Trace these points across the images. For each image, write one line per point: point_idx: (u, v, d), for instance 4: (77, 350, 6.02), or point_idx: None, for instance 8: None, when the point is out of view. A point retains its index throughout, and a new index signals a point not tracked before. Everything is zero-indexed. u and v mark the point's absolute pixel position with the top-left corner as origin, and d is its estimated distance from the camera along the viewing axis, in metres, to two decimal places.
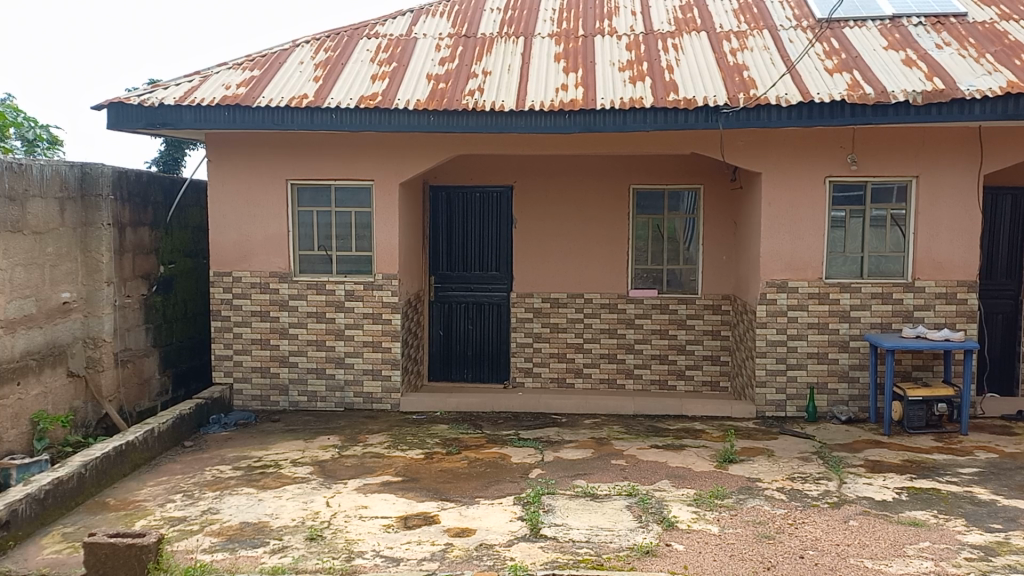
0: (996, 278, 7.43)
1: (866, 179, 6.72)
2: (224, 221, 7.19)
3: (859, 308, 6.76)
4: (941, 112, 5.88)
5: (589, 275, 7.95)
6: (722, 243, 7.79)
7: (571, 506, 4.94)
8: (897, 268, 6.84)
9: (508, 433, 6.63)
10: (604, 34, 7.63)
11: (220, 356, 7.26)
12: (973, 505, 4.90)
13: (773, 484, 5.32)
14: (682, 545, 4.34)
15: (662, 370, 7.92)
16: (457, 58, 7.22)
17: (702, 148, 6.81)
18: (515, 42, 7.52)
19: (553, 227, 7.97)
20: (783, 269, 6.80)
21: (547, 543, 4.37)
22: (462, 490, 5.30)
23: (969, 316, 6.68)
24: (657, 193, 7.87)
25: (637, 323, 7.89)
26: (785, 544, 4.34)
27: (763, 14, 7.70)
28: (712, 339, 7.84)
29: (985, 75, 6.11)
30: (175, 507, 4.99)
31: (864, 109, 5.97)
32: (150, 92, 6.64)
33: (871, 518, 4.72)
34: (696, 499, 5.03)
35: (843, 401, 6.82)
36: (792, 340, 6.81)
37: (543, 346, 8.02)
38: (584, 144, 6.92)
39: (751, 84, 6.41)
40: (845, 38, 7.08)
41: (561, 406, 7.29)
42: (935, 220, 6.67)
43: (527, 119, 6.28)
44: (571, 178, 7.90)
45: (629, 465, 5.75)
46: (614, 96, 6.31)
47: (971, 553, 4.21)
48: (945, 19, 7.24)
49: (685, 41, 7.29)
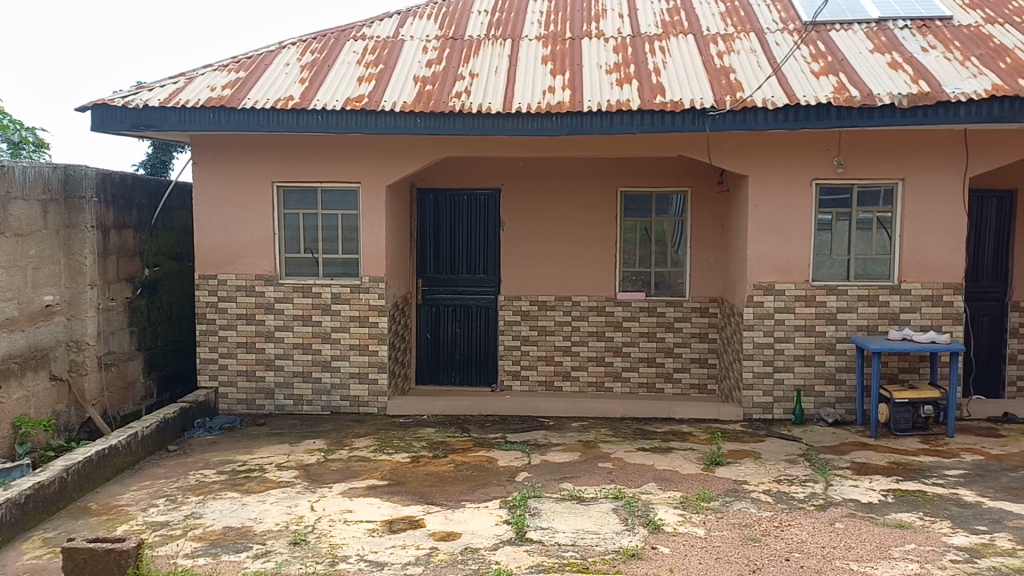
0: (982, 280, 7.46)
1: (853, 182, 6.73)
2: (209, 224, 7.14)
3: (845, 311, 6.75)
4: (926, 116, 5.90)
5: (577, 279, 7.93)
6: (710, 246, 7.78)
7: (556, 509, 4.93)
8: (883, 271, 6.85)
9: (496, 436, 6.59)
10: (592, 36, 7.61)
11: (205, 360, 7.20)
12: (959, 507, 4.90)
13: (760, 486, 5.32)
14: (667, 548, 4.32)
15: (650, 373, 7.90)
16: (443, 61, 7.20)
17: (689, 151, 6.81)
18: (503, 44, 7.51)
19: (542, 230, 7.96)
20: (770, 272, 6.79)
21: (532, 547, 4.36)
22: (448, 494, 5.27)
23: (955, 319, 6.68)
24: (645, 197, 7.86)
25: (625, 326, 7.88)
26: (771, 547, 4.33)
27: (750, 17, 7.70)
28: (699, 342, 7.83)
29: (971, 78, 6.12)
30: (158, 512, 4.95)
31: (850, 112, 5.96)
32: (135, 94, 6.60)
33: (857, 520, 4.71)
34: (682, 502, 5.03)
35: (830, 403, 6.82)
36: (778, 342, 6.80)
37: (532, 349, 8.00)
38: (572, 146, 6.91)
39: (737, 87, 6.39)
40: (830, 41, 7.09)
41: (548, 409, 7.27)
42: (921, 223, 6.67)
43: (515, 121, 6.25)
44: (559, 181, 7.89)
45: (617, 469, 5.73)
46: (600, 98, 6.29)
47: (956, 555, 4.21)
48: (931, 22, 7.26)
49: (673, 44, 7.28)
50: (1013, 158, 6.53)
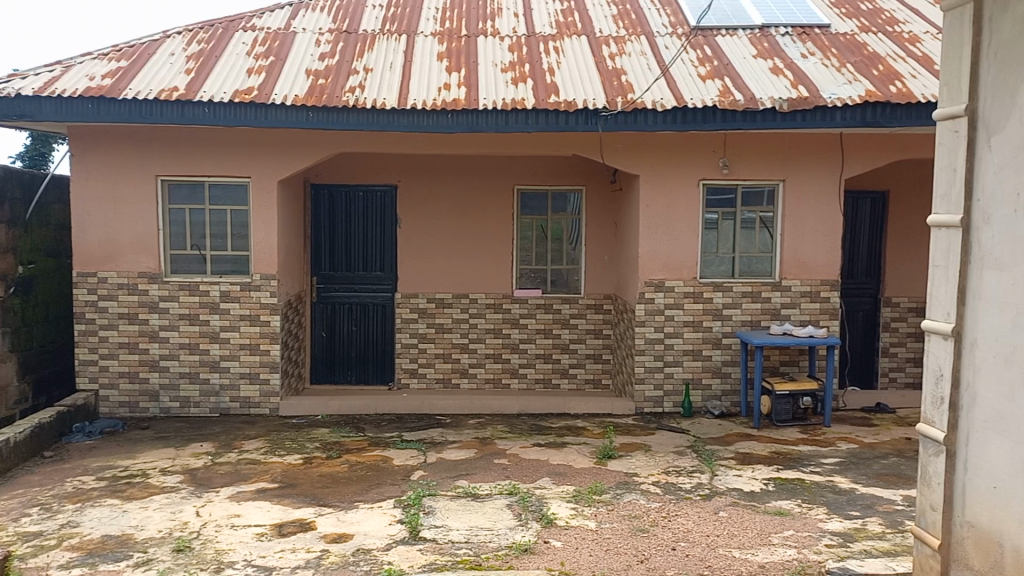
0: (857, 277, 7.87)
1: (737, 182, 6.98)
2: (89, 219, 6.81)
3: (731, 307, 7.01)
4: (804, 119, 6.18)
5: (474, 275, 7.95)
6: (605, 243, 7.94)
7: (451, 507, 4.93)
8: (765, 268, 7.13)
9: (391, 435, 6.54)
10: (487, 34, 7.64)
11: (84, 361, 6.87)
12: (834, 494, 5.15)
13: (649, 478, 5.46)
14: (559, 541, 4.38)
15: (546, 369, 7.99)
16: (337, 54, 7.08)
17: (583, 150, 6.92)
18: (398, 39, 7.44)
19: (439, 227, 7.94)
20: (660, 269, 6.97)
21: (426, 546, 4.34)
22: (340, 495, 5.19)
23: (832, 313, 7.02)
24: (541, 195, 7.95)
25: (522, 323, 7.94)
26: (658, 537, 4.46)
27: (641, 20, 7.88)
28: (594, 338, 7.99)
29: (845, 84, 6.43)
30: (30, 522, 4.69)
31: (735, 114, 6.18)
32: (6, 81, 6.22)
33: (739, 509, 4.90)
34: (575, 496, 5.11)
35: (717, 396, 7.06)
36: (668, 337, 7.00)
37: (429, 347, 7.95)
38: (468, 144, 6.92)
39: (629, 88, 6.53)
40: (717, 45, 7.34)
41: (445, 406, 7.25)
42: (801, 222, 6.97)
43: (410, 118, 6.21)
44: (456, 178, 7.88)
45: (511, 465, 5.77)
46: (495, 96, 6.32)
47: (830, 540, 4.44)
48: (810, 30, 7.59)
49: (567, 44, 7.38)
50: (884, 161, 6.92)
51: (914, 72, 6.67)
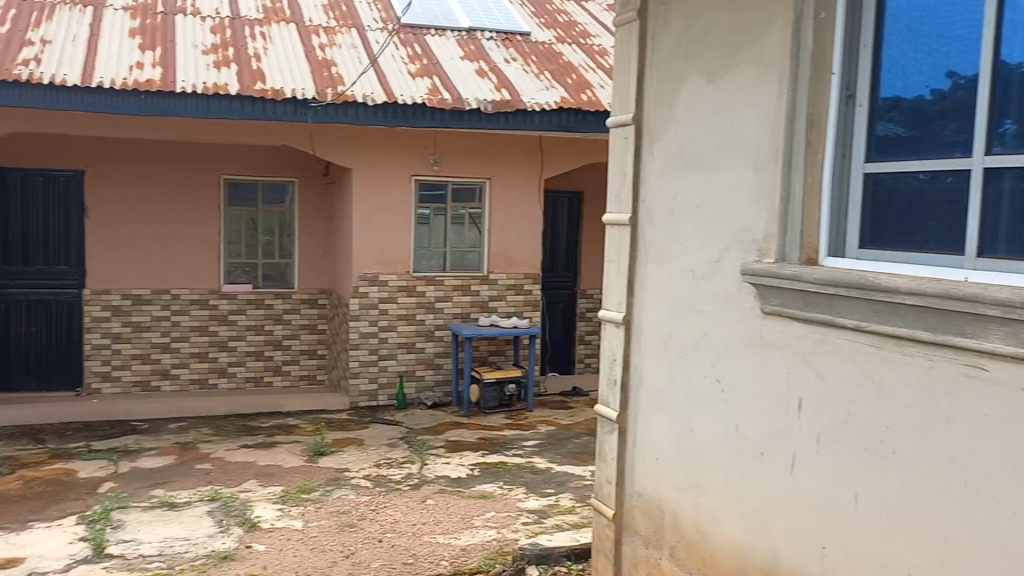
0: (557, 270, 8.45)
1: (446, 178, 7.17)
2: None
3: (443, 300, 7.22)
4: (506, 120, 6.51)
5: (176, 267, 7.45)
6: (318, 237, 7.82)
7: (143, 519, 4.58)
8: (474, 263, 7.40)
9: (77, 445, 5.94)
10: (186, 13, 7.17)
11: None
12: (534, 473, 5.50)
13: (359, 472, 5.46)
14: (262, 545, 4.24)
15: (257, 368, 7.71)
16: (8, 22, 6.26)
17: (291, 139, 6.75)
18: (82, 10, 6.74)
19: (135, 215, 7.33)
20: (375, 263, 6.99)
21: (112, 563, 3.99)
22: (11, 516, 4.61)
23: (535, 305, 7.49)
24: (250, 184, 7.62)
25: (230, 320, 7.59)
26: (365, 530, 4.47)
27: (352, 12, 7.84)
28: (308, 333, 7.85)
29: (544, 90, 6.87)
30: None
31: (443, 114, 6.36)
32: None
33: (446, 495, 5.06)
34: (281, 496, 4.97)
35: (430, 387, 7.24)
36: (383, 331, 7.06)
37: (124, 347, 7.36)
38: (165, 128, 6.45)
39: (338, 80, 6.46)
40: (426, 44, 7.50)
41: (144, 411, 6.74)
42: (507, 217, 7.35)
43: (97, 97, 5.67)
44: (153, 162, 7.32)
45: (214, 469, 5.49)
46: (194, 79, 5.95)
47: (528, 518, 4.73)
48: (513, 36, 8.03)
49: (274, 30, 7.15)
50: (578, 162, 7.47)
51: (603, 83, 7.32)
